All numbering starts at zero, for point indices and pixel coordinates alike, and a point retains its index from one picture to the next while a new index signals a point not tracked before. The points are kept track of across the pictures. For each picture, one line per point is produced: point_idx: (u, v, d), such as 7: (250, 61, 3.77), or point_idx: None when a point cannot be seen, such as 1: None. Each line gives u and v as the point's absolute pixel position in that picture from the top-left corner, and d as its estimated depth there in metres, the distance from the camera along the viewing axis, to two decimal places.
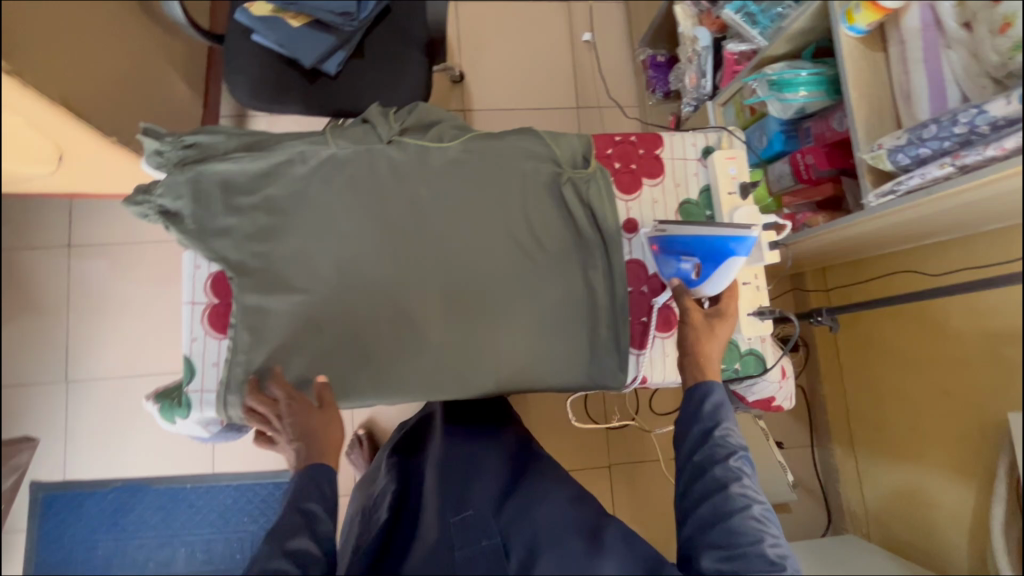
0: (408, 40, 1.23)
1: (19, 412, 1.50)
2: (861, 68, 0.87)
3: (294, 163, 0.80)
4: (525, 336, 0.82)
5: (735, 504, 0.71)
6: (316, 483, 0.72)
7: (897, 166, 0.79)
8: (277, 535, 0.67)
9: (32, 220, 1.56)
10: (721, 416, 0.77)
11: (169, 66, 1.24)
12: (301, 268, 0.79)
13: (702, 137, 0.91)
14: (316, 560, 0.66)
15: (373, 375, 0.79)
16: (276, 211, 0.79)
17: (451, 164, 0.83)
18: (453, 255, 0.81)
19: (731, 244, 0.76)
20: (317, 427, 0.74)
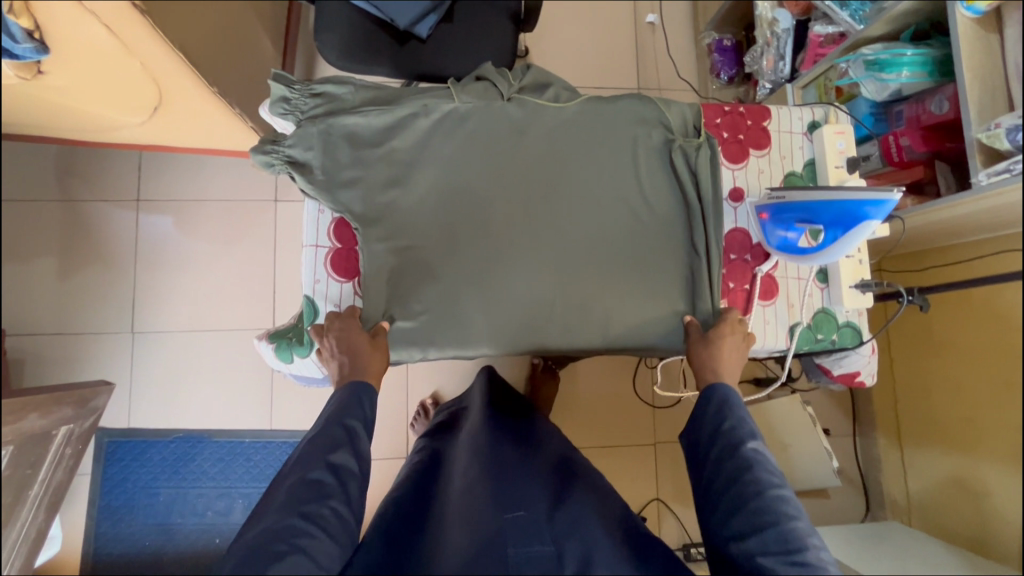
0: (497, 6, 1.23)
1: (87, 359, 1.54)
2: (976, 49, 0.87)
3: (420, 117, 0.82)
4: (633, 298, 0.84)
5: (749, 488, 0.71)
6: (353, 401, 0.78)
7: (1015, 146, 0.79)
8: (321, 446, 0.73)
9: (103, 173, 1.58)
10: (731, 413, 0.78)
11: (260, 23, 1.26)
12: (422, 218, 0.82)
13: (809, 111, 0.92)
14: (351, 474, 0.73)
15: (487, 326, 0.82)
16: (398, 166, 0.82)
17: (567, 126, 0.85)
18: (567, 213, 0.84)
19: (866, 207, 0.75)
20: (355, 355, 0.78)
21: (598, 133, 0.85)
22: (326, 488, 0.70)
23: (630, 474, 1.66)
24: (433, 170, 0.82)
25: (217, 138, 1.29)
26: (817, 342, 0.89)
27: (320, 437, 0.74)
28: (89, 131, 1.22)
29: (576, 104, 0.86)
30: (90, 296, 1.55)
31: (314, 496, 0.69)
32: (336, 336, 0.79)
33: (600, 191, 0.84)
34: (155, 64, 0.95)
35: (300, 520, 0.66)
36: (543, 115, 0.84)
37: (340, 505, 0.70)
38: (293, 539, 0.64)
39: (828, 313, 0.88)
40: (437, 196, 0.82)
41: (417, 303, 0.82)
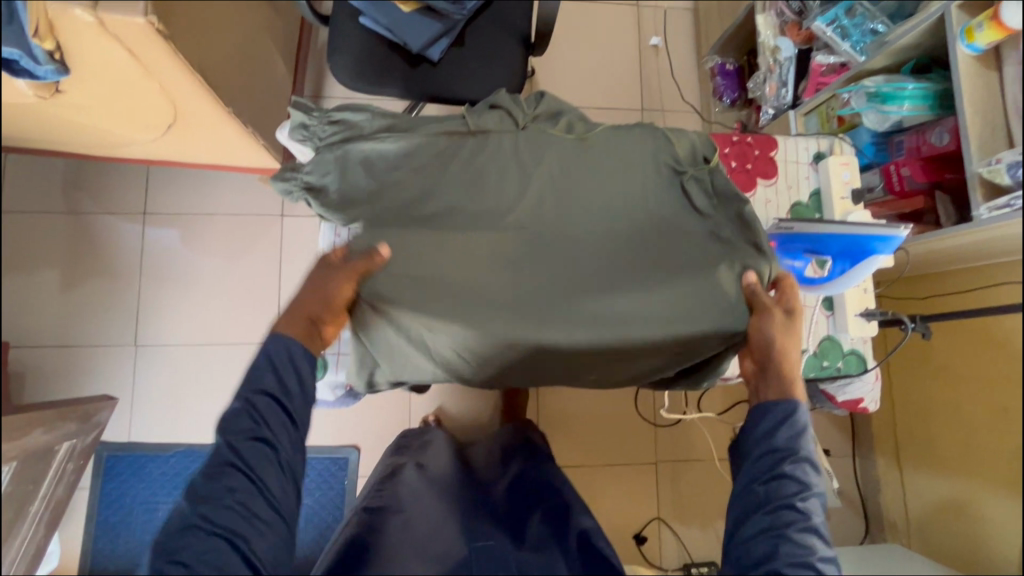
0: (508, 31, 1.25)
1: (89, 372, 1.53)
2: (976, 86, 0.90)
3: (433, 153, 0.85)
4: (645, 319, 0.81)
5: (797, 541, 0.69)
6: (270, 367, 0.73)
7: (1015, 181, 0.82)
8: (226, 425, 0.69)
9: (110, 186, 1.59)
10: (797, 451, 0.74)
11: (274, 44, 1.28)
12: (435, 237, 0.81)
13: (815, 142, 0.94)
14: (264, 461, 0.68)
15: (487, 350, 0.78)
16: (410, 191, 0.83)
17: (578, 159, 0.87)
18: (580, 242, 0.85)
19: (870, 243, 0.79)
20: (324, 276, 0.78)
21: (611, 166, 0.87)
22: (235, 479, 0.67)
23: (629, 493, 1.66)
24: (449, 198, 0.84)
25: (225, 155, 1.30)
26: (822, 368, 0.90)
27: (229, 417, 0.69)
28: (101, 146, 1.23)
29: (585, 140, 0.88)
30: (93, 308, 1.55)
31: (223, 490, 0.66)
32: (320, 262, 0.79)
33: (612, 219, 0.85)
34: (172, 86, 0.96)
35: (202, 517, 0.65)
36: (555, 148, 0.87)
37: (249, 497, 0.67)
38: (199, 534, 0.64)
39: (833, 340, 0.89)
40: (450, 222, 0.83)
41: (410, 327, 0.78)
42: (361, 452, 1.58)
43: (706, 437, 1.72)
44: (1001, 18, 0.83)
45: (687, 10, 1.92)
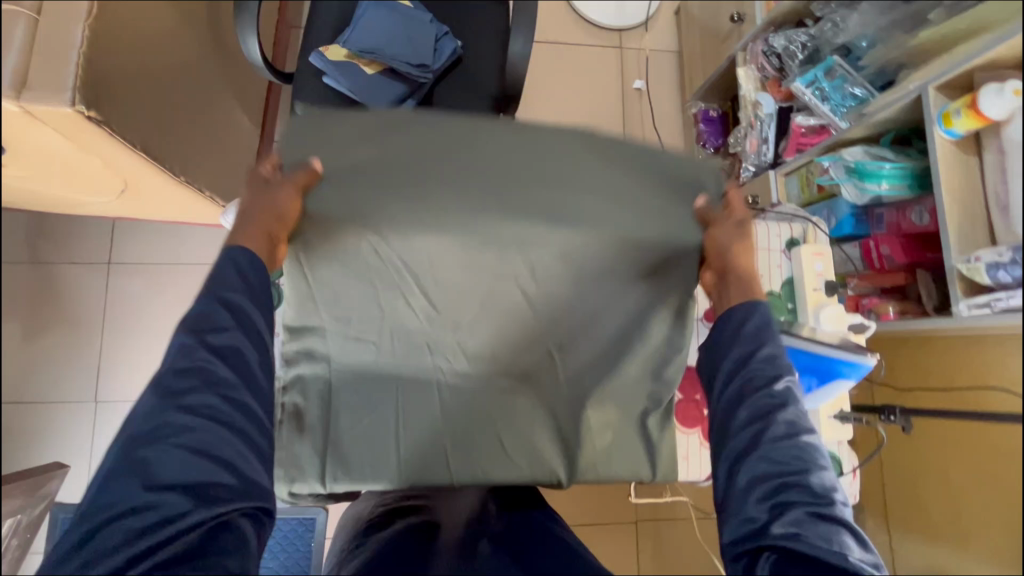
0: (478, 90, 1.21)
1: (46, 430, 1.48)
2: (954, 172, 0.86)
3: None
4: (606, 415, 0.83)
5: (784, 424, 0.65)
6: (234, 273, 0.66)
7: (996, 282, 0.77)
8: (196, 325, 0.63)
9: (73, 236, 1.54)
10: (770, 340, 0.71)
11: (237, 100, 1.24)
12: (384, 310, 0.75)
13: (787, 227, 0.90)
14: (244, 358, 0.64)
15: (459, 430, 0.81)
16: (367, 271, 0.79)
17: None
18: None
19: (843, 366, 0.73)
20: (258, 199, 0.67)
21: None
22: (211, 374, 0.62)
23: (608, 553, 1.60)
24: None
25: (184, 215, 1.25)
26: None
27: (195, 317, 0.64)
28: (54, 207, 1.18)
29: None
30: (54, 361, 1.50)
31: (196, 385, 0.61)
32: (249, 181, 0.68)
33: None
34: (116, 162, 0.92)
35: (176, 415, 0.59)
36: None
37: (232, 392, 0.62)
38: (173, 439, 0.58)
39: None
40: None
41: (376, 396, 0.80)
42: (330, 512, 1.53)
43: (688, 494, 1.66)
44: (979, 107, 0.79)
45: (672, 53, 1.88)
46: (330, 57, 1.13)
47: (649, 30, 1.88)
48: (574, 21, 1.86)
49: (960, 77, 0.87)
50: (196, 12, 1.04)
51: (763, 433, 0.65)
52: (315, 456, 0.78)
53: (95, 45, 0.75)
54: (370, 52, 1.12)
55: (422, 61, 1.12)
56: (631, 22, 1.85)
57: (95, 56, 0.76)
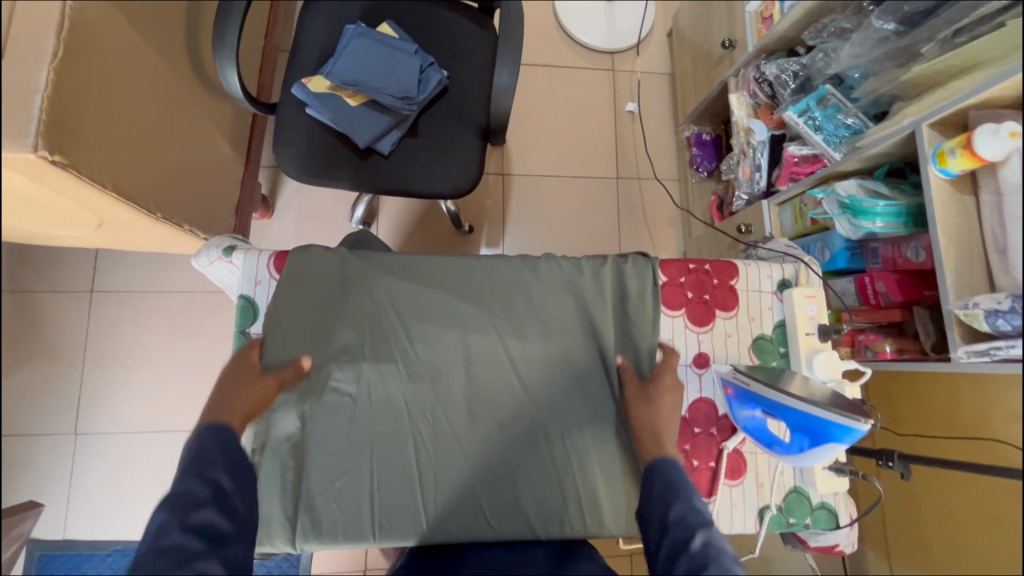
0: (464, 120, 1.18)
1: (23, 463, 1.44)
2: (949, 212, 0.84)
3: (369, 297, 0.81)
4: (589, 465, 0.80)
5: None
6: (215, 449, 0.66)
7: (995, 330, 0.74)
8: (180, 505, 0.60)
9: (55, 264, 1.52)
10: (680, 498, 0.64)
11: (218, 131, 1.22)
12: (383, 364, 0.81)
13: (778, 268, 0.86)
14: (223, 533, 0.62)
15: (438, 489, 0.78)
16: (363, 326, 0.81)
17: (526, 299, 0.83)
18: (518, 382, 0.82)
19: (835, 429, 0.66)
20: (238, 387, 0.74)
21: (563, 307, 0.83)
22: (191, 550, 0.58)
23: None
24: (384, 345, 0.81)
25: (166, 246, 1.23)
26: (789, 526, 0.80)
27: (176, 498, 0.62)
28: (30, 240, 1.15)
29: (543, 279, 0.84)
30: (34, 393, 1.47)
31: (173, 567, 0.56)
32: (231, 365, 0.75)
33: (556, 359, 0.83)
34: (89, 201, 0.90)
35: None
36: (514, 282, 0.84)
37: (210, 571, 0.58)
38: None
39: (799, 492, 0.80)
40: (393, 374, 0.80)
41: (353, 454, 0.78)
42: None
43: None
44: (974, 147, 0.76)
45: (664, 75, 1.87)
46: (312, 88, 1.11)
47: (640, 53, 1.87)
48: (565, 44, 1.84)
49: (953, 116, 0.84)
50: (173, 46, 1.02)
51: None
52: (291, 512, 0.76)
53: (58, 89, 0.73)
54: (352, 84, 1.10)
55: (406, 93, 1.10)
56: (622, 45, 1.84)
57: (59, 99, 0.73)
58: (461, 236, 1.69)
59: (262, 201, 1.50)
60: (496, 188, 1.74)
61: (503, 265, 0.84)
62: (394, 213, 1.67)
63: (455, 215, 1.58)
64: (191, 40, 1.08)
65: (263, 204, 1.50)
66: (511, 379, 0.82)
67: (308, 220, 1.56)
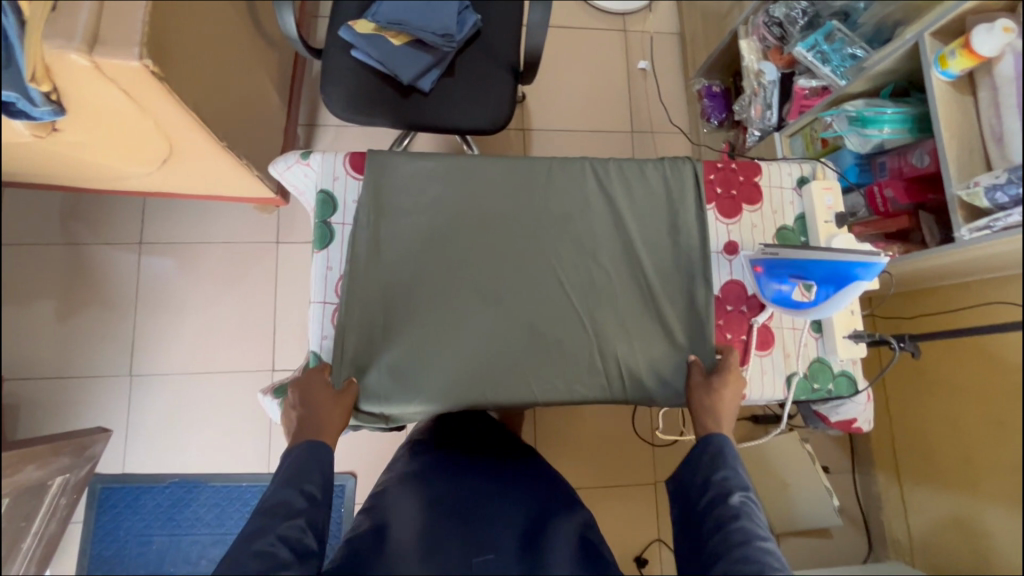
0: (498, 60, 1.27)
1: (82, 404, 1.53)
2: (951, 111, 0.93)
3: (427, 197, 0.88)
4: (639, 341, 0.88)
5: (736, 534, 0.70)
6: (312, 465, 0.76)
7: (994, 204, 0.84)
8: (275, 512, 0.70)
9: (107, 218, 1.61)
10: (723, 464, 0.77)
11: (268, 77, 1.30)
12: (444, 253, 0.87)
13: (797, 167, 0.95)
14: (307, 544, 0.69)
15: (499, 368, 0.84)
16: (425, 218, 0.88)
17: (573, 194, 0.90)
18: (568, 265, 0.88)
19: (855, 270, 0.78)
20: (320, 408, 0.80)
21: (608, 196, 0.91)
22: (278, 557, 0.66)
23: (628, 515, 1.64)
24: (440, 239, 0.87)
25: (221, 186, 1.31)
26: (814, 391, 0.89)
27: (275, 505, 0.71)
28: (99, 178, 1.24)
29: (589, 177, 0.91)
30: (91, 338, 1.56)
31: (265, 568, 0.64)
32: (308, 386, 0.81)
33: (598, 245, 0.90)
34: (169, 123, 0.98)
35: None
36: (562, 181, 0.91)
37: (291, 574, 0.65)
38: None
39: (822, 361, 0.89)
40: (456, 262, 0.87)
41: (422, 334, 0.85)
42: (358, 478, 1.56)
43: None
44: (972, 46, 0.86)
45: (674, 34, 1.96)
46: (359, 30, 1.19)
47: (651, 14, 1.96)
48: (580, 7, 1.94)
49: (953, 23, 0.93)
50: None
51: (722, 548, 0.70)
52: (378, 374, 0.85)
53: (157, 6, 0.82)
54: (396, 24, 1.18)
55: (447, 31, 1.19)
56: (634, 6, 1.93)
57: (157, 17, 0.82)
58: None
59: None
60: (518, 143, 1.82)
61: (551, 163, 0.91)
62: None
63: None
64: None
65: None
66: (563, 266, 0.88)
67: None
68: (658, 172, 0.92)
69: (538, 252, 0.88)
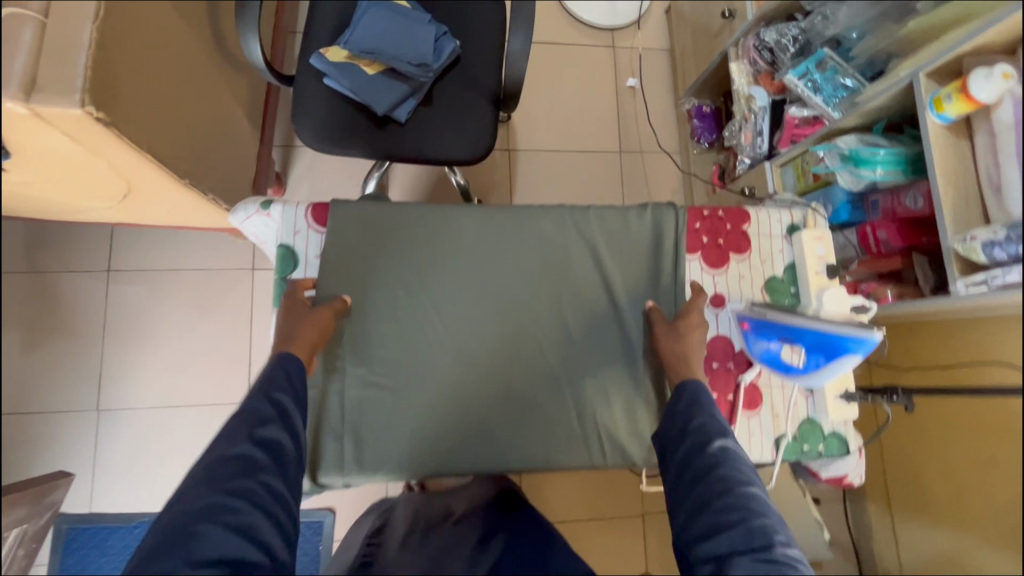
0: (477, 89, 1.22)
1: (47, 441, 1.47)
2: (947, 156, 0.89)
3: (396, 251, 0.84)
4: (616, 407, 0.83)
5: (722, 480, 0.65)
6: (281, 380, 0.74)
7: (992, 259, 0.80)
8: (248, 420, 0.68)
9: (73, 245, 1.54)
10: (700, 409, 0.74)
11: (238, 104, 1.24)
12: (411, 316, 0.82)
13: (787, 213, 0.91)
14: (285, 449, 0.69)
15: (469, 441, 0.80)
16: (391, 276, 0.83)
17: (551, 246, 0.86)
18: (539, 325, 0.84)
19: (848, 342, 0.71)
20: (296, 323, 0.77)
21: (585, 248, 0.87)
22: (252, 464, 0.65)
23: (615, 549, 1.60)
24: (410, 297, 0.82)
25: (188, 219, 1.25)
26: (803, 454, 0.85)
27: (246, 412, 0.69)
28: (57, 213, 1.18)
29: (565, 230, 0.86)
30: (56, 370, 1.50)
31: (240, 471, 0.63)
32: (285, 304, 0.79)
33: (577, 299, 0.86)
34: (123, 165, 0.92)
35: (223, 496, 0.61)
36: (535, 235, 0.86)
37: (273, 480, 0.65)
38: (216, 519, 0.59)
39: (811, 423, 0.85)
40: (426, 324, 0.82)
41: (392, 406, 0.80)
42: (337, 514, 1.51)
43: None
44: (969, 91, 0.82)
45: (664, 51, 1.91)
46: (331, 58, 1.14)
47: (640, 30, 1.91)
48: (567, 23, 1.88)
49: (950, 64, 0.89)
50: (196, 16, 1.04)
51: (706, 493, 0.65)
52: (337, 443, 0.79)
53: (100, 48, 0.75)
54: (370, 53, 1.13)
55: (423, 60, 1.13)
56: (623, 22, 1.88)
57: (101, 58, 0.76)
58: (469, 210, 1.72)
59: (275, 178, 1.53)
60: (503, 164, 1.77)
61: (529, 213, 0.86)
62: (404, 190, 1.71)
63: (465, 188, 1.62)
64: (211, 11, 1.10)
65: (277, 180, 1.54)
66: (534, 329, 0.84)
67: (320, 196, 1.61)
68: (632, 225, 0.88)
69: (507, 315, 0.84)
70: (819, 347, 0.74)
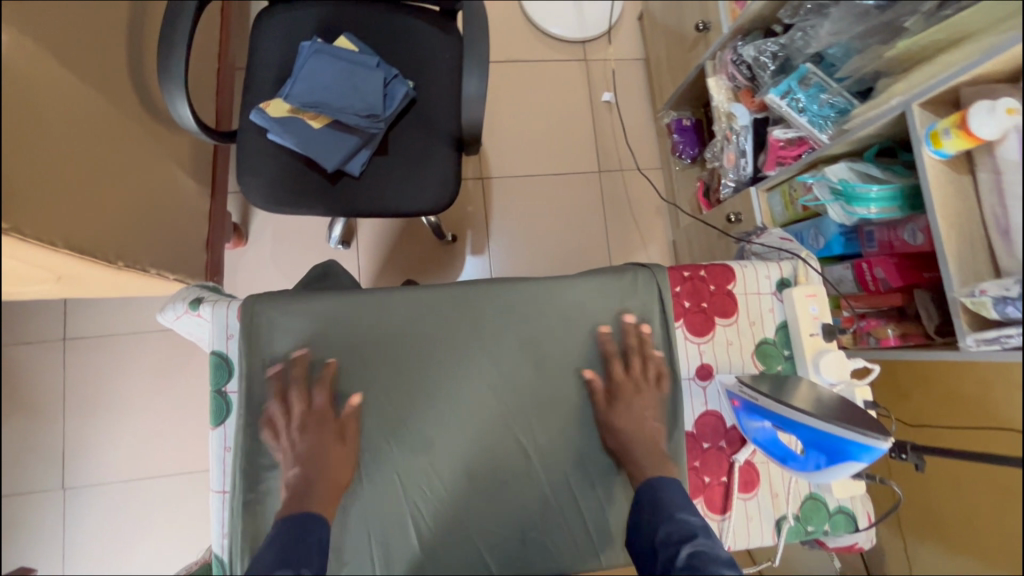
0: (435, 132, 1.13)
1: (12, 526, 1.39)
2: (948, 195, 0.80)
3: (347, 353, 0.82)
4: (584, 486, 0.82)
5: None
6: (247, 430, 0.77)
7: (1005, 317, 0.72)
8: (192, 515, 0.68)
9: (26, 316, 1.45)
10: (660, 514, 0.73)
11: (178, 164, 1.15)
12: (370, 414, 0.81)
13: (776, 268, 0.87)
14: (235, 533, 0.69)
15: (438, 534, 0.80)
16: (355, 370, 0.82)
17: (514, 328, 0.84)
18: (499, 414, 0.82)
19: (852, 447, 0.68)
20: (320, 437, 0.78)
21: (544, 340, 0.85)
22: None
23: None
24: (364, 408, 0.81)
25: (133, 293, 1.16)
26: (808, 533, 0.83)
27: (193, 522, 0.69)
28: None
29: (524, 311, 0.84)
30: (16, 451, 1.42)
31: None
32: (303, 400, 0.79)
33: (541, 395, 0.83)
34: (43, 263, 0.83)
35: None
36: (494, 316, 0.84)
37: None
38: None
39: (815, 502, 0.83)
40: (383, 419, 0.81)
41: (357, 507, 0.80)
42: None
43: None
44: (970, 127, 0.73)
45: (638, 60, 1.81)
46: (271, 113, 1.05)
47: (612, 41, 1.81)
48: (535, 38, 1.78)
49: (946, 92, 0.80)
50: (111, 82, 0.95)
51: None
52: None
53: None
54: (313, 106, 1.04)
55: (372, 110, 1.04)
56: (593, 33, 1.78)
57: None
58: (444, 246, 1.63)
59: (232, 231, 1.44)
60: (476, 194, 1.68)
61: (486, 307, 0.84)
62: (374, 230, 1.61)
63: (436, 225, 1.53)
64: (131, 72, 1.01)
65: (235, 233, 1.45)
66: (493, 417, 0.82)
67: (284, 245, 1.52)
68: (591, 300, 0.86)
69: (465, 402, 0.82)
70: (820, 447, 0.71)
